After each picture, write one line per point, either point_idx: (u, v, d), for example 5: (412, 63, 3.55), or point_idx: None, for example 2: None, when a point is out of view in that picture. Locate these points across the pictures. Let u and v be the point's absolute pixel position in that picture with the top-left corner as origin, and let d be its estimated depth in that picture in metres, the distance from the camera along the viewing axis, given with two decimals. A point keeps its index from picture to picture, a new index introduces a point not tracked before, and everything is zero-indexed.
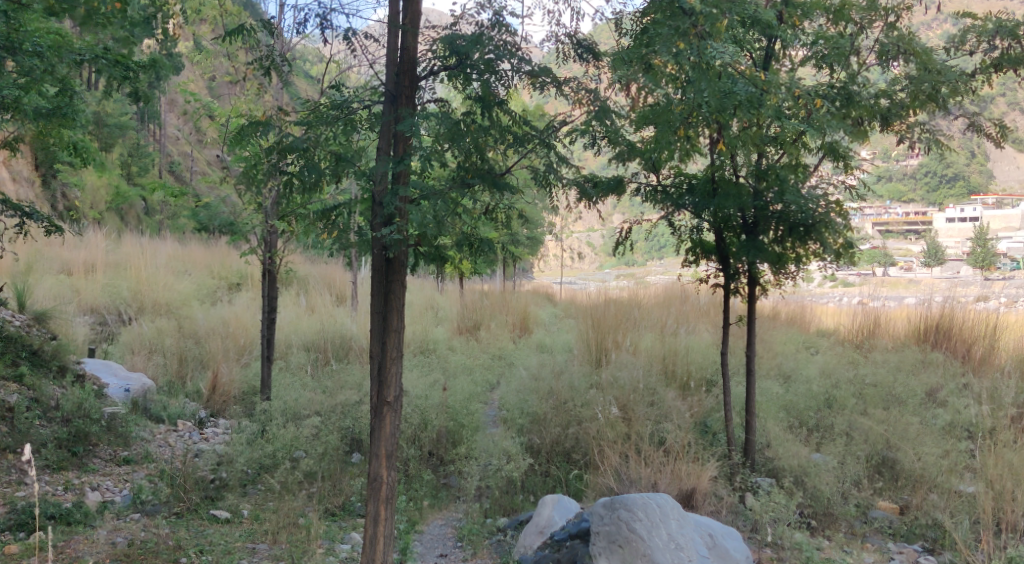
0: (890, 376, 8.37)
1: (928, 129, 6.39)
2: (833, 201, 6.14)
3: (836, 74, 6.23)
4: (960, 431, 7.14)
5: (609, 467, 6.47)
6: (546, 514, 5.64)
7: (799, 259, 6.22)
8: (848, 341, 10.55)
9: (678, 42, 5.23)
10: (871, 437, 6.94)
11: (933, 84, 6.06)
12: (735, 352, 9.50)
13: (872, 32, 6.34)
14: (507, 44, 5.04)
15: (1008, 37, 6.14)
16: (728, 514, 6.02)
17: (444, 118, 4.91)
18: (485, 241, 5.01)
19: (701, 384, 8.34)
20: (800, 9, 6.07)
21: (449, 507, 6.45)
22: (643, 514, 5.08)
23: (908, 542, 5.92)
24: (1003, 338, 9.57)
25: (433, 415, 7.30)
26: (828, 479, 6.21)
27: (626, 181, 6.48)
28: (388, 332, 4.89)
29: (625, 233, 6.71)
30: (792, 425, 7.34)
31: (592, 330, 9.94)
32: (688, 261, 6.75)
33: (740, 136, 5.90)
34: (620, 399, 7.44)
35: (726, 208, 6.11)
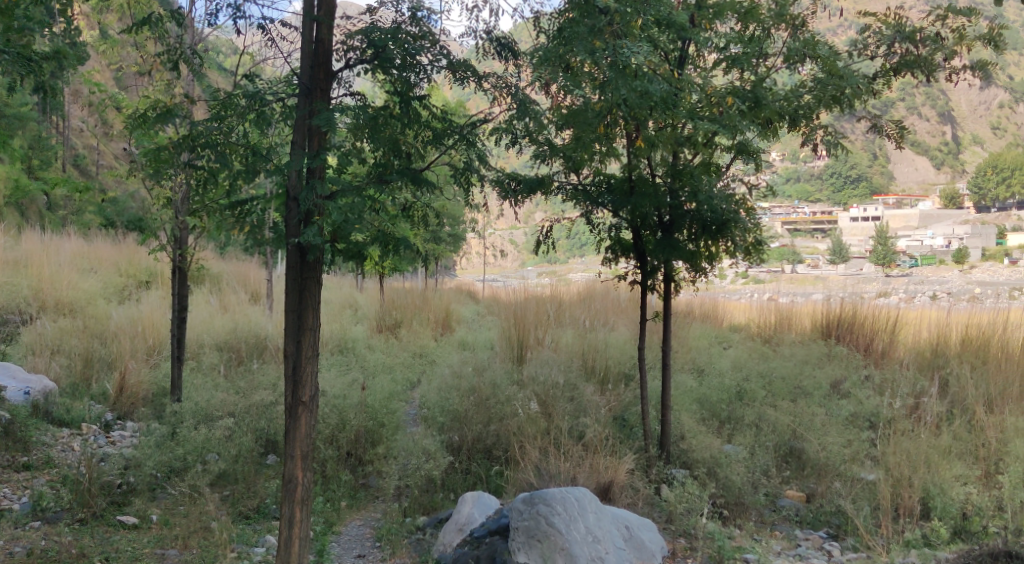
0: (797, 370, 8.67)
1: (832, 133, 6.68)
2: (743, 201, 6.37)
3: (745, 77, 6.40)
4: (862, 421, 7.42)
5: (529, 462, 6.49)
6: (466, 511, 5.63)
7: (713, 255, 6.40)
8: (758, 336, 10.89)
9: (594, 41, 5.39)
10: (779, 428, 7.19)
11: (836, 87, 6.25)
12: (652, 346, 9.70)
13: (781, 37, 6.57)
14: (425, 38, 5.09)
15: (906, 42, 6.44)
16: (644, 506, 6.11)
17: (362, 111, 4.90)
18: (404, 239, 4.97)
19: (619, 378, 8.50)
20: (712, 13, 6.31)
21: (368, 507, 6.40)
22: (562, 508, 5.09)
23: (814, 529, 6.12)
24: (901, 332, 10.00)
25: (351, 415, 7.21)
26: (738, 469, 6.38)
27: (547, 179, 6.51)
28: (302, 330, 4.83)
29: (546, 231, 6.77)
30: (705, 417, 7.58)
31: (513, 327, 9.99)
32: (607, 259, 6.82)
33: (657, 135, 5.97)
34: (540, 395, 7.49)
35: (643, 207, 6.19)
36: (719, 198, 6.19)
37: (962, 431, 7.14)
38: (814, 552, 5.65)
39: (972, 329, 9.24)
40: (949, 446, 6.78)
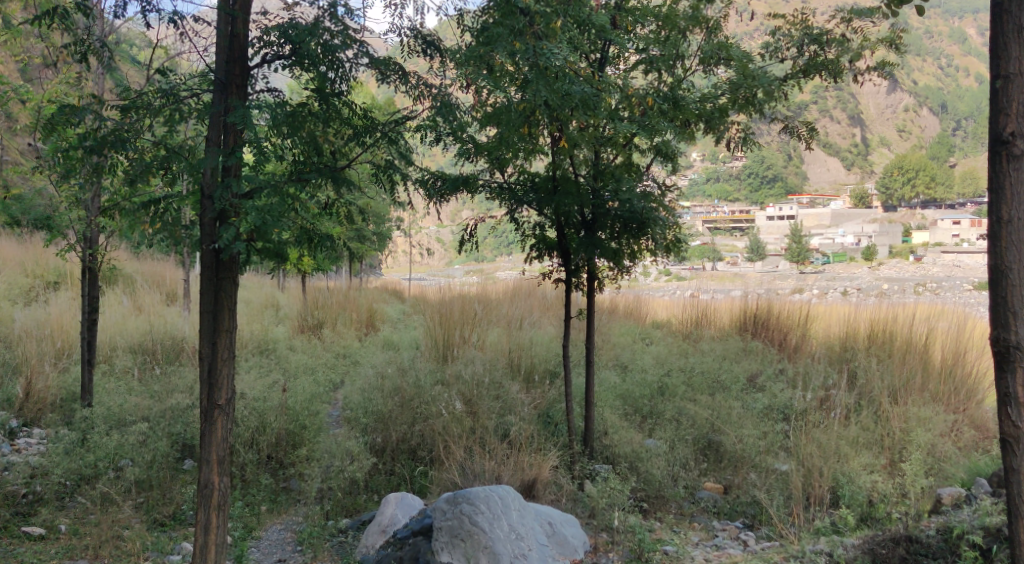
0: (715, 364, 8.87)
1: (746, 130, 6.89)
2: (662, 200, 6.49)
3: (664, 79, 6.54)
4: (776, 414, 7.65)
5: (454, 462, 6.48)
6: (388, 513, 5.60)
7: (633, 253, 6.50)
8: (679, 332, 11.12)
9: (514, 42, 5.33)
10: (697, 422, 7.36)
11: (750, 89, 6.42)
12: (576, 344, 9.80)
13: (698, 39, 6.71)
14: (345, 35, 5.05)
15: (814, 45, 6.64)
16: (568, 502, 6.16)
17: (280, 108, 4.83)
18: (325, 236, 4.96)
19: (544, 376, 8.56)
20: (632, 15, 6.42)
21: (288, 511, 6.30)
22: (485, 506, 5.10)
23: (731, 519, 6.28)
24: (813, 327, 10.33)
25: (271, 417, 7.08)
26: (659, 463, 6.50)
27: (472, 177, 6.50)
28: (218, 331, 4.74)
29: (470, 229, 6.75)
30: (627, 412, 7.72)
31: (438, 326, 9.95)
32: (532, 257, 6.84)
33: (578, 135, 6.03)
34: (465, 394, 7.49)
35: (566, 206, 6.19)
36: (639, 198, 6.29)
37: (869, 422, 7.41)
38: (730, 542, 5.80)
39: (878, 323, 9.62)
40: (856, 436, 7.04)
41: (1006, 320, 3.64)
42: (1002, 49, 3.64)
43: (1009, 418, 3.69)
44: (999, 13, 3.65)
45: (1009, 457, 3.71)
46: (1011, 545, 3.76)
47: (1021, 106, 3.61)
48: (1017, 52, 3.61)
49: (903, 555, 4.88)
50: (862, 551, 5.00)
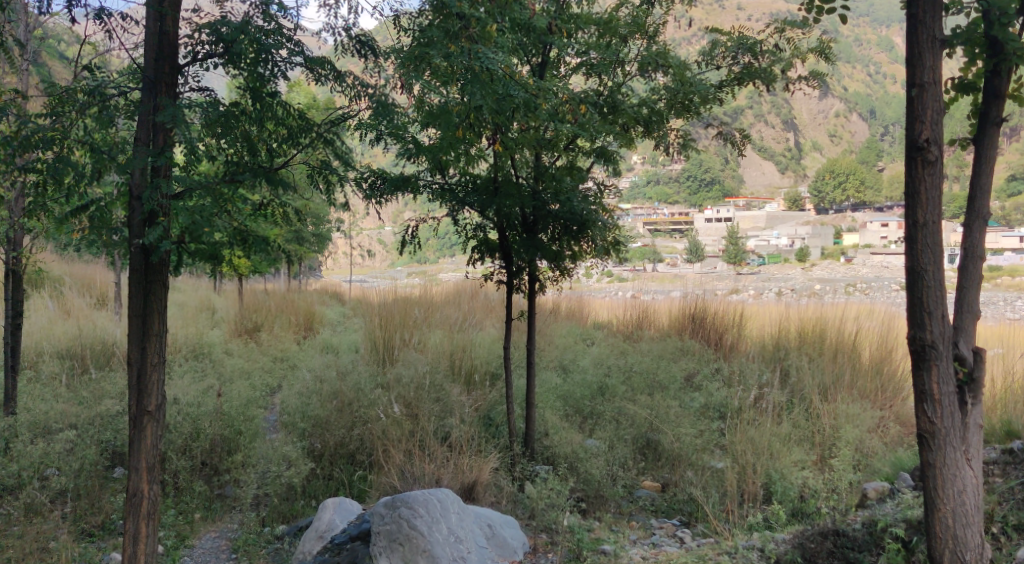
0: (654, 364, 8.98)
1: (684, 136, 7.01)
2: (603, 203, 6.60)
3: (604, 83, 6.61)
4: (713, 412, 7.79)
5: (393, 466, 6.43)
6: (326, 518, 5.53)
7: (574, 256, 6.57)
8: (619, 333, 11.22)
9: (450, 45, 5.45)
10: (636, 422, 7.45)
11: (687, 95, 6.52)
12: (517, 345, 9.82)
13: (638, 45, 6.80)
14: (278, 34, 5.04)
15: (747, 53, 6.78)
16: (508, 504, 6.16)
17: (214, 106, 4.81)
18: (260, 240, 4.89)
19: (485, 378, 8.55)
20: (573, 20, 6.47)
21: (223, 519, 6.19)
22: (423, 510, 5.07)
23: (668, 517, 6.37)
24: (748, 327, 10.51)
25: (206, 423, 6.94)
26: (598, 464, 6.56)
27: (413, 178, 6.44)
28: (147, 336, 4.62)
29: (411, 231, 6.71)
30: (568, 413, 7.78)
31: (379, 328, 9.89)
32: (473, 259, 6.82)
33: (518, 138, 5.99)
34: (405, 397, 7.44)
35: (507, 207, 6.19)
36: (579, 200, 6.35)
37: (800, 419, 7.58)
38: (667, 540, 5.88)
39: (809, 323, 9.88)
40: (788, 433, 7.21)
41: (921, 320, 3.73)
42: (916, 59, 3.68)
43: (926, 415, 3.79)
44: (913, 24, 3.71)
45: (925, 452, 3.82)
46: (928, 537, 3.87)
47: (935, 115, 3.67)
48: (931, 62, 3.67)
49: (831, 548, 4.98)
50: (792, 545, 5.11)
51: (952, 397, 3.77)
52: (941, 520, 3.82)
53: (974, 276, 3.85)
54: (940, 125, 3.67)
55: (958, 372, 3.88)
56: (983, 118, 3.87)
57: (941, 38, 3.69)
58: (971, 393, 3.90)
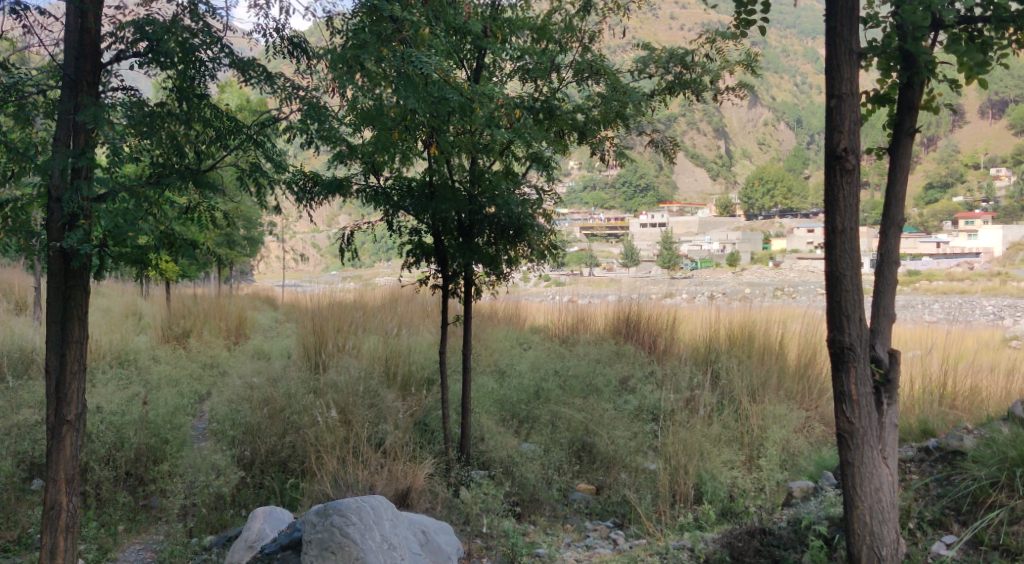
0: (589, 367, 9.04)
1: (619, 144, 7.11)
2: (541, 208, 6.60)
3: (540, 89, 6.65)
4: (646, 415, 7.89)
5: (326, 473, 6.33)
6: (256, 528, 5.42)
7: (510, 259, 6.53)
8: (555, 336, 11.28)
9: (382, 48, 5.40)
10: (571, 425, 7.49)
11: (620, 103, 6.58)
12: (453, 350, 9.79)
13: (573, 52, 6.86)
14: (204, 35, 4.99)
15: (678, 64, 6.88)
16: (443, 510, 6.13)
17: (136, 106, 4.75)
18: (187, 243, 4.86)
19: (421, 383, 8.50)
20: (508, 26, 6.45)
21: (148, 531, 6.03)
22: (357, 517, 4.99)
23: (602, 519, 6.42)
24: (681, 330, 10.68)
25: (131, 432, 6.74)
26: (533, 467, 6.57)
27: (346, 181, 6.36)
28: (66, 342, 4.48)
29: (345, 235, 6.62)
30: (503, 418, 7.80)
31: (312, 334, 9.75)
32: (408, 263, 6.74)
33: (454, 141, 5.94)
34: (339, 403, 7.35)
35: (443, 211, 6.15)
36: (517, 204, 6.31)
37: (730, 420, 7.74)
38: (600, 542, 5.93)
39: (739, 326, 10.08)
40: (719, 434, 7.36)
41: (841, 323, 3.84)
42: (835, 71, 3.79)
43: (845, 415, 3.90)
44: (832, 37, 3.81)
45: (845, 451, 3.93)
46: (848, 534, 3.98)
47: (853, 125, 3.77)
48: (849, 74, 3.78)
49: (757, 547, 5.10)
50: (721, 545, 5.20)
51: (869, 397, 3.89)
52: (859, 517, 3.93)
53: (890, 281, 3.97)
54: (857, 135, 3.78)
55: (874, 373, 4.01)
56: (897, 128, 4.00)
57: (858, 51, 3.79)
58: (886, 393, 4.04)
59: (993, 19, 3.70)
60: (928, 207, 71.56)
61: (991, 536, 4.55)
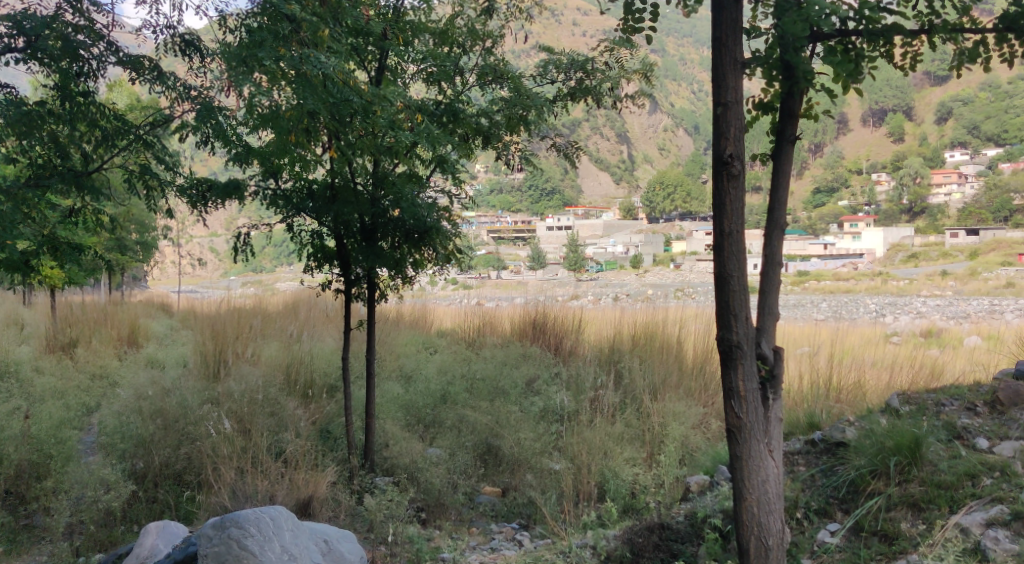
0: (495, 370, 9.03)
1: (524, 149, 7.14)
2: (445, 211, 6.52)
3: (444, 92, 6.61)
4: (552, 416, 7.95)
5: (223, 485, 6.16)
6: (149, 544, 5.23)
7: (415, 264, 6.45)
8: (462, 339, 11.28)
9: (280, 48, 5.37)
10: (477, 428, 7.47)
11: (523, 107, 6.63)
12: (357, 356, 9.66)
13: (474, 55, 6.87)
14: (87, 31, 4.97)
15: (580, 71, 6.99)
16: (347, 518, 6.04)
17: (11, 107, 4.72)
18: (70, 248, 4.69)
19: (324, 389, 8.36)
20: (410, 29, 6.36)
21: (30, 551, 5.75)
22: (255, 529, 4.84)
23: (507, 521, 6.46)
24: (586, 331, 10.83)
25: (11, 447, 6.41)
26: (439, 472, 6.55)
27: (242, 183, 6.18)
28: None
29: (244, 238, 6.44)
30: (409, 423, 7.76)
31: (210, 342, 9.48)
32: (310, 268, 6.58)
33: (356, 144, 5.65)
34: (237, 412, 7.15)
35: (346, 215, 6.07)
36: (422, 208, 6.22)
37: (632, 419, 7.89)
38: (505, 544, 5.94)
39: (641, 327, 10.30)
40: (621, 433, 7.49)
41: (728, 322, 3.96)
42: (720, 80, 3.91)
43: (733, 411, 4.03)
44: (717, 47, 3.94)
45: (734, 445, 4.06)
46: (737, 525, 4.11)
47: (738, 132, 3.90)
48: (734, 83, 3.91)
49: (657, 542, 5.22)
50: (621, 541, 5.31)
51: (756, 393, 4.02)
52: (748, 509, 4.06)
53: (775, 282, 4.12)
54: (742, 142, 3.91)
55: (760, 370, 4.15)
56: (779, 136, 4.16)
57: (742, 61, 3.93)
58: (772, 388, 4.18)
59: (865, 33, 3.87)
60: (819, 210, 74.73)
61: (871, 522, 4.77)
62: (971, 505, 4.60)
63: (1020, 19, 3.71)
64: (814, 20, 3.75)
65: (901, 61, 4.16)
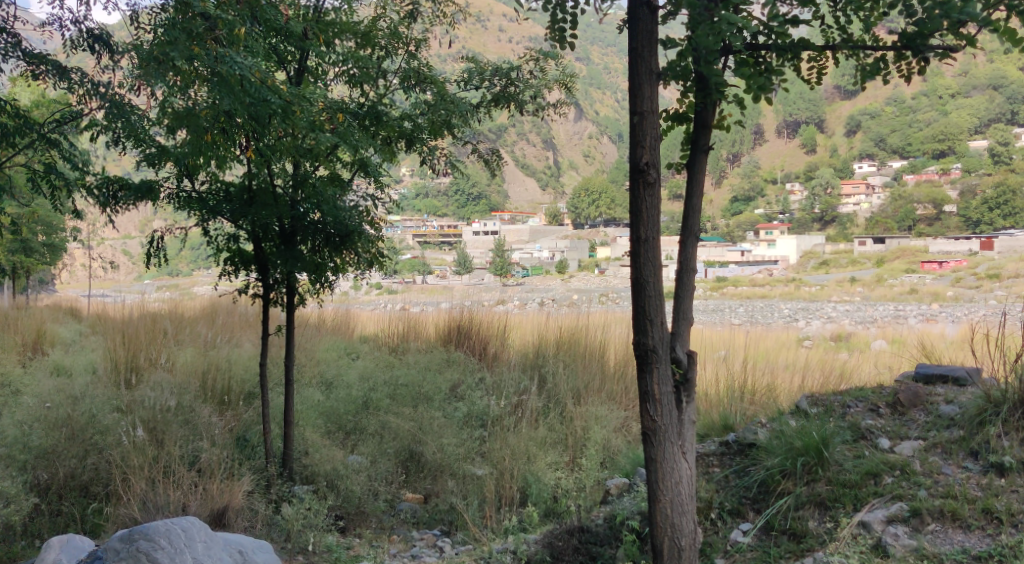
0: (419, 376, 8.94)
1: (449, 153, 7.11)
2: (367, 214, 6.41)
3: (366, 94, 6.53)
4: (474, 422, 7.93)
5: (133, 496, 5.97)
6: (51, 559, 5.01)
7: (336, 268, 6.30)
8: (385, 345, 11.16)
9: (194, 47, 5.21)
10: (400, 435, 7.38)
11: (447, 111, 6.64)
12: (276, 362, 9.47)
13: (398, 59, 6.84)
14: None
15: (502, 78, 7.02)
16: (263, 528, 5.91)
17: None
18: None
19: (241, 397, 8.17)
20: (332, 29, 6.20)
21: None
22: (165, 541, 4.69)
23: (429, 528, 6.41)
24: (511, 337, 10.84)
25: None
26: (359, 479, 6.47)
27: (155, 185, 5.99)
28: None
29: (157, 241, 6.23)
30: (330, 430, 7.64)
31: (120, 348, 9.16)
32: (226, 272, 6.39)
33: (275, 145, 5.56)
34: (149, 421, 6.92)
35: (264, 218, 5.90)
36: (344, 212, 6.12)
37: (555, 423, 7.95)
38: (426, 551, 5.89)
39: (565, 332, 10.37)
40: (544, 437, 7.53)
41: (643, 327, 4.02)
42: (636, 90, 3.97)
43: (648, 414, 4.09)
44: (633, 57, 4.00)
45: (648, 448, 4.12)
46: (651, 526, 4.17)
47: (653, 140, 3.96)
48: (649, 93, 3.97)
49: (576, 545, 5.27)
50: (541, 546, 5.34)
51: (670, 396, 4.09)
52: (661, 510, 4.13)
53: (689, 288, 4.19)
54: (657, 150, 3.98)
55: (674, 373, 4.22)
56: (693, 146, 4.25)
57: (658, 71, 3.99)
58: (686, 392, 4.25)
59: (775, 47, 3.99)
60: (738, 218, 76.56)
61: (781, 521, 4.89)
62: (873, 504, 4.77)
63: (917, 38, 3.83)
64: (726, 33, 3.83)
65: (807, 75, 4.31)
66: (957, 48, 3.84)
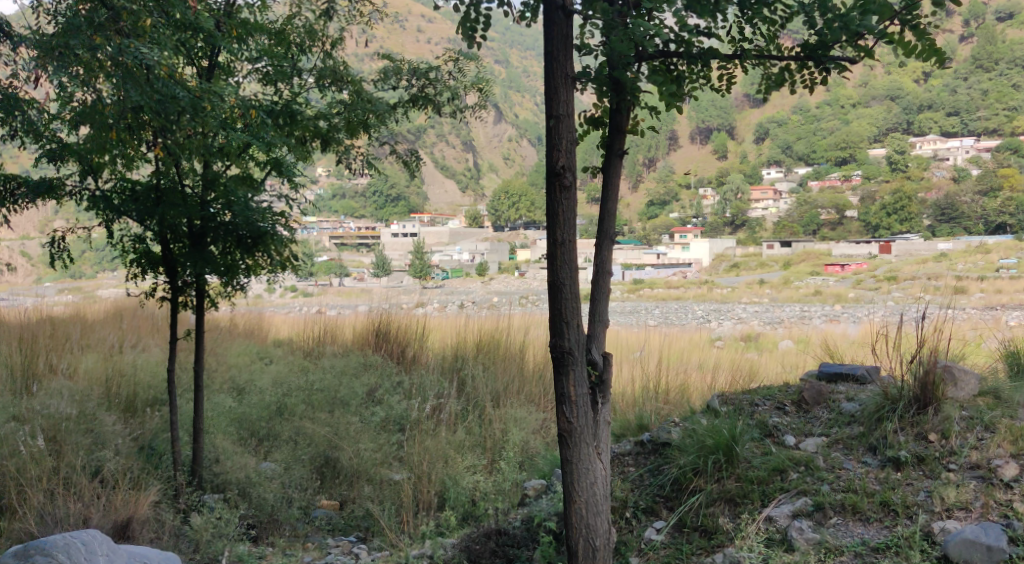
0: (335, 380, 8.77)
1: (366, 153, 7.03)
2: (280, 213, 6.21)
3: (280, 91, 6.38)
4: (392, 426, 7.84)
5: (30, 509, 5.69)
6: None
7: (248, 271, 6.06)
8: (301, 348, 10.94)
9: (94, 36, 5.06)
10: (315, 441, 7.25)
11: (364, 111, 6.56)
12: (186, 368, 9.18)
13: (313, 57, 6.77)
14: None
15: (419, 78, 6.97)
16: (170, 538, 5.71)
17: None
18: None
19: (149, 404, 7.89)
20: (246, 26, 5.99)
21: None
22: (64, 556, 4.48)
23: (345, 535, 6.32)
24: (428, 340, 10.76)
25: None
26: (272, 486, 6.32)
27: (56, 183, 5.75)
28: None
29: (60, 241, 5.94)
30: (242, 437, 7.45)
31: (17, 353, 8.74)
32: (133, 274, 6.13)
33: (183, 144, 5.27)
34: (49, 431, 6.62)
35: (171, 218, 5.70)
36: (255, 212, 5.96)
37: (473, 426, 7.96)
38: (342, 557, 5.80)
39: (484, 335, 10.36)
40: (462, 440, 7.50)
41: (560, 329, 4.05)
42: (552, 94, 4.01)
43: (564, 416, 4.13)
44: (549, 61, 4.03)
45: (564, 449, 4.16)
46: (567, 527, 4.20)
47: (570, 144, 3.99)
48: (565, 96, 4.00)
49: (493, 548, 5.25)
50: (459, 549, 5.31)
51: (586, 397, 4.13)
52: (576, 511, 4.16)
53: (605, 290, 4.24)
54: (573, 153, 4.01)
55: (590, 375, 4.25)
56: (608, 150, 4.29)
57: (573, 76, 4.03)
58: (600, 393, 4.30)
59: (685, 55, 4.06)
60: (655, 221, 78.03)
61: (693, 518, 4.99)
62: (780, 499, 4.91)
63: (819, 49, 3.95)
64: (641, 40, 3.86)
65: (718, 83, 4.40)
66: (856, 60, 3.97)
